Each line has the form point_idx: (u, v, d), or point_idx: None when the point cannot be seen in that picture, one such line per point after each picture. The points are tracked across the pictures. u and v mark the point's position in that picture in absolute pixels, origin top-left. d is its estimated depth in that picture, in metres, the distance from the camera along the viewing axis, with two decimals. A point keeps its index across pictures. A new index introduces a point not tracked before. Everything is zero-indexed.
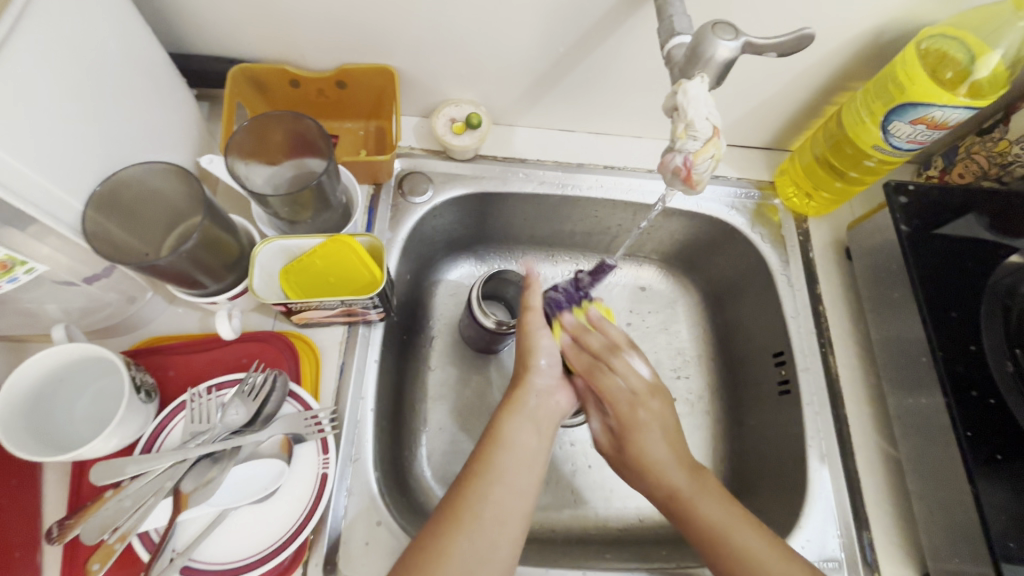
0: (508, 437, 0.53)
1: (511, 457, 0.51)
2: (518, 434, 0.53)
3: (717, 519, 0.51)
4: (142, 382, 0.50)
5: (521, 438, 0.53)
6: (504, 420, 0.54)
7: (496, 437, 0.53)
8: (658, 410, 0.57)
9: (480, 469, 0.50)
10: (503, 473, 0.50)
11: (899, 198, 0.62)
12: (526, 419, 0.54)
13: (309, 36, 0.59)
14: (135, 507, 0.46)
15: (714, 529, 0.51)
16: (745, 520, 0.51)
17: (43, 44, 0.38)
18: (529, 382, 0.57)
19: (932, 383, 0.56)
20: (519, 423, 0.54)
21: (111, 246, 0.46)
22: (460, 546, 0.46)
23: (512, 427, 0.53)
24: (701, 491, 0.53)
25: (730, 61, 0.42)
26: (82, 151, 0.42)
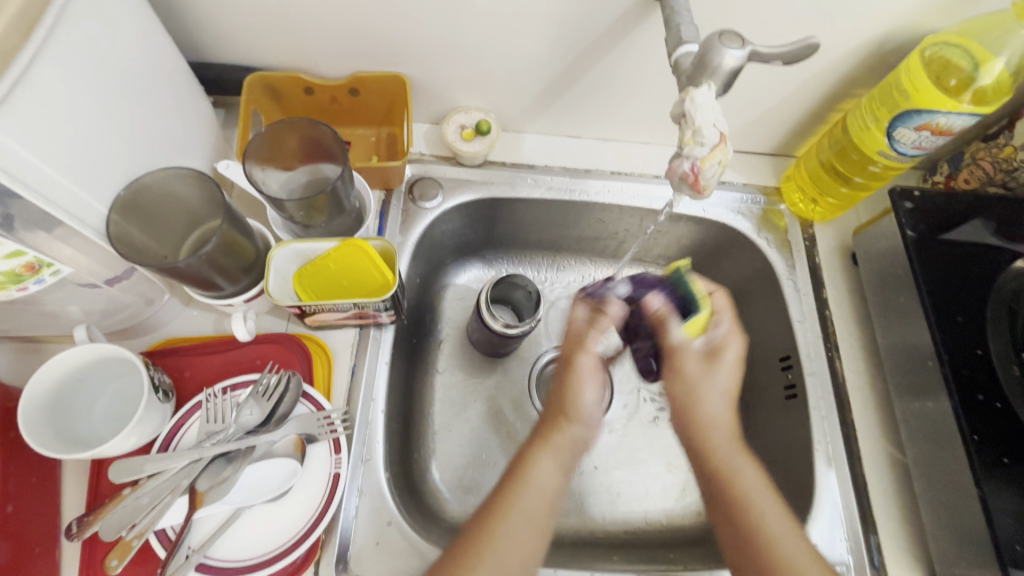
0: (535, 476, 0.51)
1: (535, 497, 0.50)
2: (544, 472, 0.51)
3: (749, 485, 0.51)
4: (160, 382, 0.51)
5: (548, 476, 0.51)
6: (533, 459, 0.52)
7: (522, 474, 0.51)
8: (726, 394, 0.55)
9: (501, 508, 0.49)
10: (524, 513, 0.49)
11: (905, 204, 0.63)
12: (555, 457, 0.52)
13: (323, 45, 0.61)
14: (152, 505, 0.47)
15: (754, 511, 0.50)
16: (791, 525, 0.50)
17: (73, 54, 0.40)
18: (563, 424, 0.54)
19: (939, 387, 0.57)
20: (547, 462, 0.52)
21: (132, 249, 0.48)
22: None
23: (540, 465, 0.51)
24: (774, 510, 0.50)
25: (736, 69, 0.43)
26: (106, 156, 0.44)
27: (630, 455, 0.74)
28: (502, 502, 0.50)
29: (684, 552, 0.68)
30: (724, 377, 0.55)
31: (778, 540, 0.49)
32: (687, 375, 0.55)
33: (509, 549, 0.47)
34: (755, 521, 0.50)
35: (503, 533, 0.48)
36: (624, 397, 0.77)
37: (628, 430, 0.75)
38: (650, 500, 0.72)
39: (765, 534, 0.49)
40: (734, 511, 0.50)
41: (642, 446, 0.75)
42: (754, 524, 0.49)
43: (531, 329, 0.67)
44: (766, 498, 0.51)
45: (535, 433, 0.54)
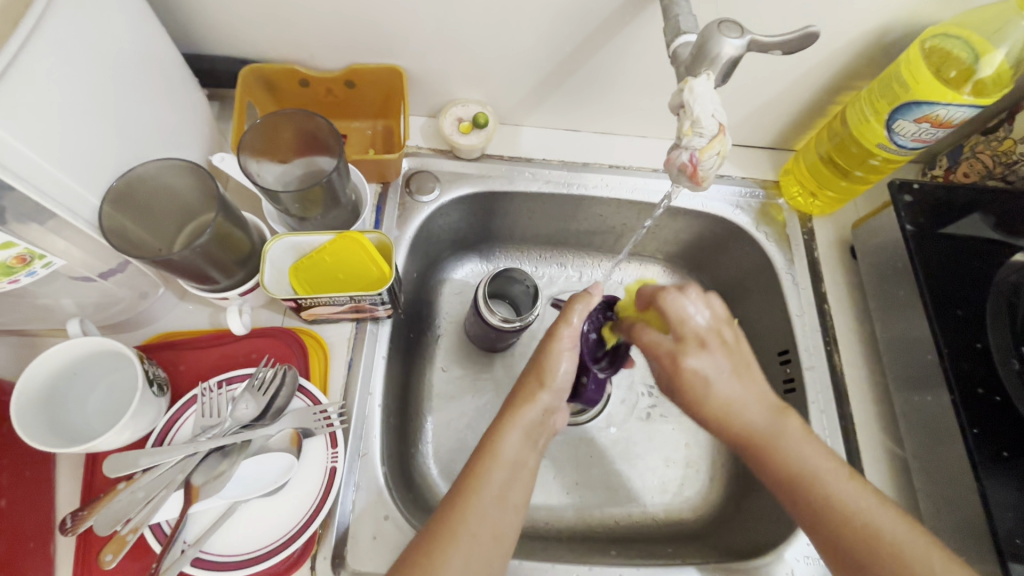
0: (502, 451, 0.52)
1: (503, 471, 0.51)
2: (513, 447, 0.53)
3: (790, 435, 0.50)
4: (154, 376, 0.50)
5: (514, 450, 0.53)
6: (499, 435, 0.53)
7: (490, 448, 0.52)
8: (740, 378, 0.50)
9: (474, 481, 0.50)
10: (495, 486, 0.50)
11: (904, 197, 0.62)
12: (521, 431, 0.54)
13: (319, 37, 0.60)
14: (147, 499, 0.47)
15: (810, 474, 0.49)
16: (829, 459, 0.49)
17: (63, 42, 0.39)
18: (535, 398, 0.55)
19: (938, 381, 0.57)
20: (513, 436, 0.53)
21: (126, 241, 0.47)
22: (449, 559, 0.46)
23: (507, 441, 0.53)
24: (787, 432, 0.50)
25: (735, 59, 0.42)
26: (97, 147, 0.43)
27: (629, 450, 0.74)
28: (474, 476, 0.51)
29: (683, 546, 0.68)
30: (721, 359, 0.49)
31: (831, 484, 0.48)
32: (700, 368, 0.49)
33: (480, 519, 0.48)
34: (816, 479, 0.49)
35: (471, 510, 0.49)
36: (622, 392, 0.77)
37: (626, 426, 0.75)
38: (648, 494, 0.72)
39: (825, 487, 0.48)
40: (790, 490, 0.49)
41: (641, 441, 0.75)
42: (820, 486, 0.48)
43: (528, 323, 0.67)
44: (808, 452, 0.49)
45: (506, 406, 0.56)
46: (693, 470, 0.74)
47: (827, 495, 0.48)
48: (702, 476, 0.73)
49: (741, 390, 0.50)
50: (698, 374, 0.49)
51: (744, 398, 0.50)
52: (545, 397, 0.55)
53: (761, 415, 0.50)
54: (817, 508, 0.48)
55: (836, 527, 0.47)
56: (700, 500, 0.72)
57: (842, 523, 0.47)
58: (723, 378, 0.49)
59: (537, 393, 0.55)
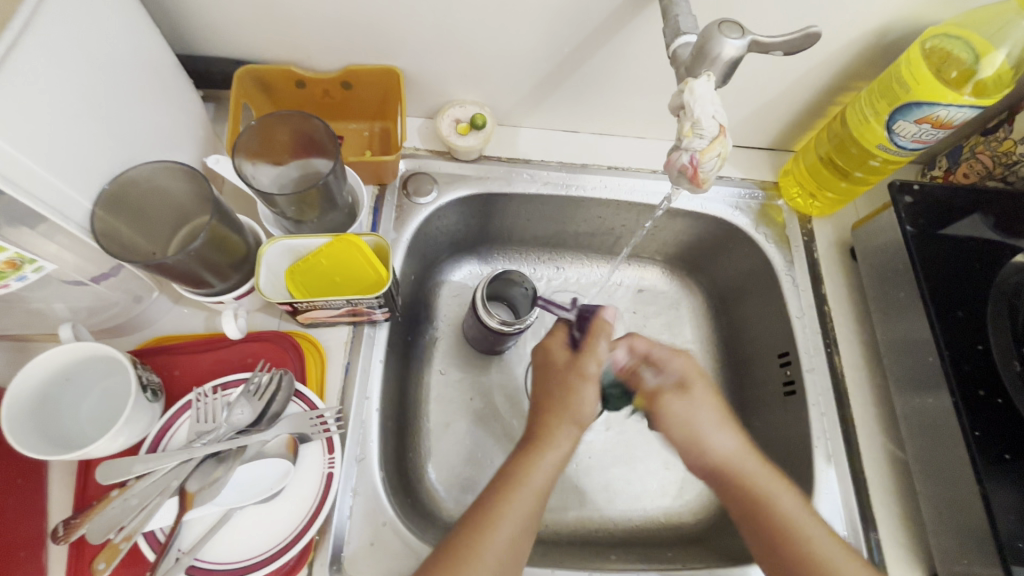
0: (533, 478, 0.52)
1: (531, 499, 0.51)
2: (542, 475, 0.52)
3: (770, 486, 0.53)
4: (148, 381, 0.50)
5: (543, 479, 0.52)
6: (525, 464, 0.52)
7: (521, 476, 0.52)
8: (723, 422, 0.57)
9: (499, 511, 0.50)
10: (517, 517, 0.49)
11: (904, 198, 0.62)
12: (552, 460, 0.53)
13: (315, 37, 0.60)
14: (141, 506, 0.47)
15: (789, 523, 0.51)
16: (812, 514, 0.52)
17: (53, 43, 0.39)
18: (565, 428, 0.55)
19: (939, 383, 0.56)
20: (545, 464, 0.53)
21: (119, 245, 0.46)
22: None
23: (535, 468, 0.52)
24: (774, 482, 0.53)
25: (736, 59, 0.41)
26: (89, 149, 0.42)
27: (629, 453, 0.74)
28: (497, 504, 0.50)
29: (683, 550, 0.67)
30: (706, 404, 0.57)
31: (813, 537, 0.50)
32: (677, 406, 0.57)
33: (499, 551, 0.48)
34: (795, 529, 0.50)
35: (489, 539, 0.48)
36: None
37: (625, 429, 0.75)
38: (647, 498, 0.72)
39: (805, 536, 0.50)
40: (766, 534, 0.51)
41: (641, 444, 0.74)
42: (798, 536, 0.50)
43: (527, 325, 0.67)
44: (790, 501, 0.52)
45: (536, 432, 0.55)
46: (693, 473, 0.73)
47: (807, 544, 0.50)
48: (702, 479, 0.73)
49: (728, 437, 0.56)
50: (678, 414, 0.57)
51: (725, 446, 0.55)
52: (575, 430, 0.55)
53: (741, 453, 0.55)
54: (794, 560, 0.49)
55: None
56: (700, 503, 0.72)
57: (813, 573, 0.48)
58: (714, 425, 0.56)
59: (568, 426, 0.55)
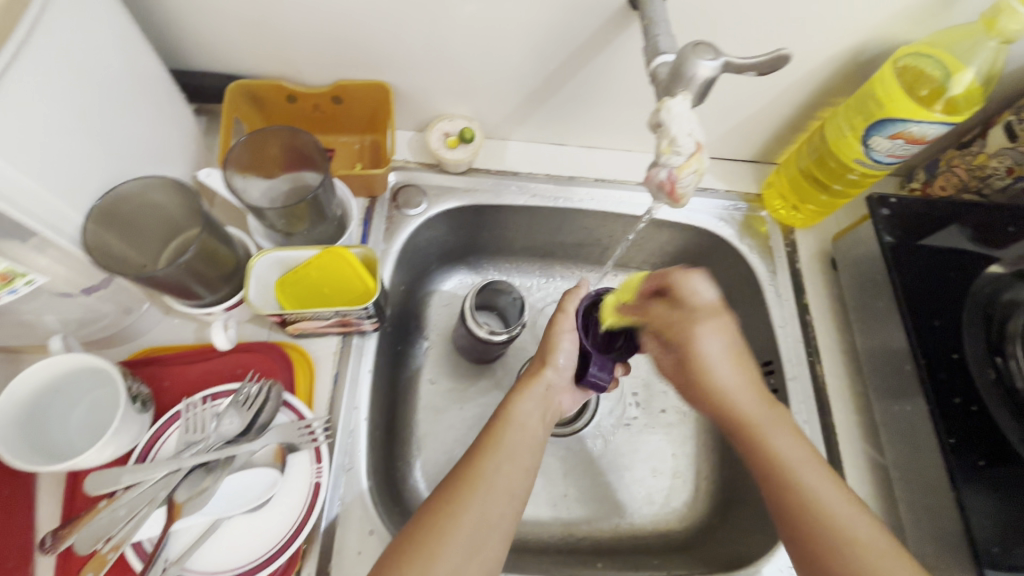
0: (515, 417, 0.55)
1: (515, 436, 0.53)
2: (524, 415, 0.55)
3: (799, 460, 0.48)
4: (137, 392, 0.50)
5: (526, 419, 0.55)
6: (512, 402, 0.56)
7: (505, 416, 0.55)
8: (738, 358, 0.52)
9: (489, 444, 0.52)
10: (509, 451, 0.52)
11: (882, 211, 0.63)
12: (531, 401, 0.57)
13: (306, 54, 0.61)
14: (129, 516, 0.47)
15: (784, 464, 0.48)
16: (808, 455, 0.49)
17: (46, 62, 0.40)
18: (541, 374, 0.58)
19: (915, 391, 0.58)
20: (526, 404, 0.56)
21: (111, 258, 0.47)
22: (467, 511, 0.48)
23: (521, 404, 0.56)
24: (810, 466, 0.48)
25: (711, 80, 0.43)
26: (80, 165, 0.43)
27: (617, 461, 0.75)
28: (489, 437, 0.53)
29: (670, 558, 0.68)
30: (721, 340, 0.52)
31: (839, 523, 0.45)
32: (702, 349, 0.51)
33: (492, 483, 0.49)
34: (789, 473, 0.48)
35: (486, 469, 0.50)
36: (610, 403, 0.78)
37: (613, 437, 0.76)
38: (635, 506, 0.72)
39: (799, 481, 0.47)
40: (768, 477, 0.49)
41: (628, 452, 0.75)
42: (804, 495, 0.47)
43: (515, 334, 0.68)
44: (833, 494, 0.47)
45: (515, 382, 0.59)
46: (680, 480, 0.74)
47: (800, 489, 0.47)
48: (688, 487, 0.74)
49: (731, 369, 0.52)
50: (708, 353, 0.51)
51: (738, 381, 0.51)
52: (550, 374, 0.58)
53: (751, 401, 0.51)
54: (793, 503, 0.47)
55: (800, 512, 0.47)
56: (687, 511, 0.72)
57: (808, 514, 0.46)
58: (719, 358, 0.51)
59: (541, 370, 0.58)
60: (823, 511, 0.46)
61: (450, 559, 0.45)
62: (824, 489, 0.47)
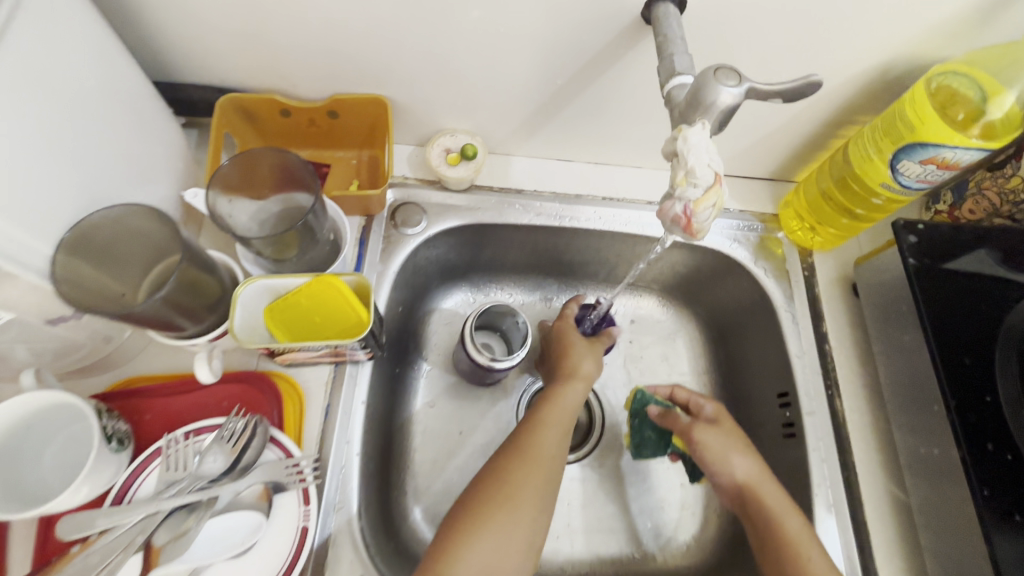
0: (568, 395, 0.60)
1: (566, 412, 0.59)
2: (572, 397, 0.60)
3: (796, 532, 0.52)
4: (113, 430, 0.47)
5: (574, 400, 0.60)
6: (556, 389, 0.60)
7: (558, 391, 0.60)
8: (744, 448, 0.58)
9: (551, 404, 0.59)
10: (560, 425, 0.57)
11: (909, 237, 0.59)
12: (578, 386, 0.61)
13: (300, 68, 0.58)
14: (102, 564, 0.44)
15: (789, 537, 0.52)
16: (813, 538, 0.52)
17: (7, 83, 0.36)
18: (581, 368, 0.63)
19: (944, 433, 0.54)
20: (572, 390, 0.61)
21: (83, 291, 0.44)
22: (543, 447, 0.55)
23: (566, 390, 0.60)
24: (808, 541, 0.52)
25: (732, 107, 0.39)
26: (50, 193, 0.40)
27: (622, 492, 0.71)
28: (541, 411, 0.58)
29: None
30: (734, 437, 0.59)
31: None
32: (704, 448, 0.59)
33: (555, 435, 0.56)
34: (797, 548, 0.51)
35: (546, 436, 0.56)
36: (615, 431, 0.74)
37: (619, 467, 0.73)
38: (641, 541, 0.69)
39: (804, 554, 0.51)
40: (770, 539, 0.53)
41: (634, 483, 0.72)
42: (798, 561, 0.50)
43: (517, 361, 0.65)
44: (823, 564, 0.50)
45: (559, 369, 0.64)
46: (688, 513, 0.71)
47: (805, 561, 0.50)
48: (697, 521, 0.70)
49: (745, 463, 0.57)
50: (712, 444, 0.58)
51: (746, 466, 0.57)
52: (590, 369, 0.63)
53: (758, 478, 0.56)
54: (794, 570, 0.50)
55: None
56: (696, 547, 0.69)
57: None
58: (727, 452, 0.58)
59: (583, 364, 0.63)
60: None
61: (533, 484, 0.52)
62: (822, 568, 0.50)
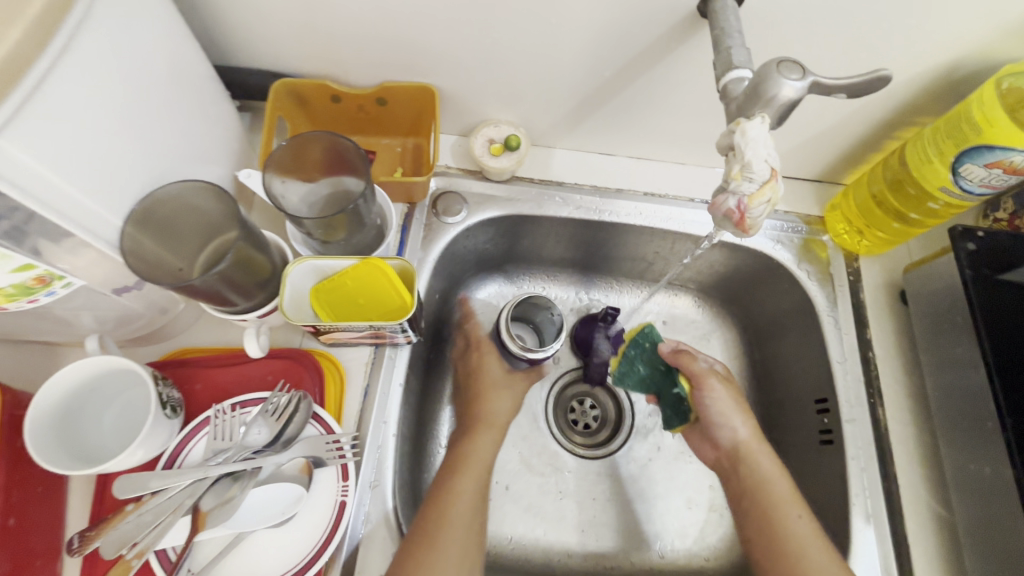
0: (476, 453, 0.58)
1: (480, 464, 0.57)
2: (482, 449, 0.59)
3: (781, 494, 0.53)
4: (168, 398, 0.50)
5: (482, 449, 0.59)
6: (471, 441, 0.59)
7: (463, 449, 0.59)
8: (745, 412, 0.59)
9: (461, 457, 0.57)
10: (479, 468, 0.57)
11: (966, 245, 0.57)
12: (488, 436, 0.60)
13: (353, 55, 0.59)
14: (155, 523, 0.46)
15: (775, 497, 0.53)
16: (798, 501, 0.53)
17: (92, 60, 0.38)
18: (483, 415, 0.63)
19: (996, 450, 0.52)
20: (482, 442, 0.60)
21: (144, 262, 0.46)
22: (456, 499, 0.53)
23: (480, 439, 0.60)
24: (792, 502, 0.53)
25: (794, 101, 0.39)
26: (123, 168, 0.42)
27: (650, 490, 0.71)
28: (462, 448, 0.59)
29: None
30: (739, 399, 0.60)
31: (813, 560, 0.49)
32: (711, 400, 0.59)
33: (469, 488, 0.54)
34: (783, 511, 0.52)
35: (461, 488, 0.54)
36: (645, 428, 0.74)
37: (649, 465, 0.72)
38: (667, 539, 0.69)
39: (785, 518, 0.52)
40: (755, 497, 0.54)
41: (663, 481, 0.71)
42: (777, 524, 0.52)
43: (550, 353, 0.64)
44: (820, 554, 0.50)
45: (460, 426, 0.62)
46: (716, 516, 0.70)
47: (785, 524, 0.52)
48: (725, 524, 0.69)
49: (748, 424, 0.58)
50: (717, 399, 0.59)
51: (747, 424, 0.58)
52: (490, 417, 0.63)
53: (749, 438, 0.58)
54: (776, 538, 0.51)
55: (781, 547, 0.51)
56: (724, 549, 0.68)
57: (783, 547, 0.51)
58: (734, 411, 0.59)
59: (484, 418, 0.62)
60: (804, 555, 0.50)
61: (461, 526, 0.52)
62: (804, 530, 0.51)
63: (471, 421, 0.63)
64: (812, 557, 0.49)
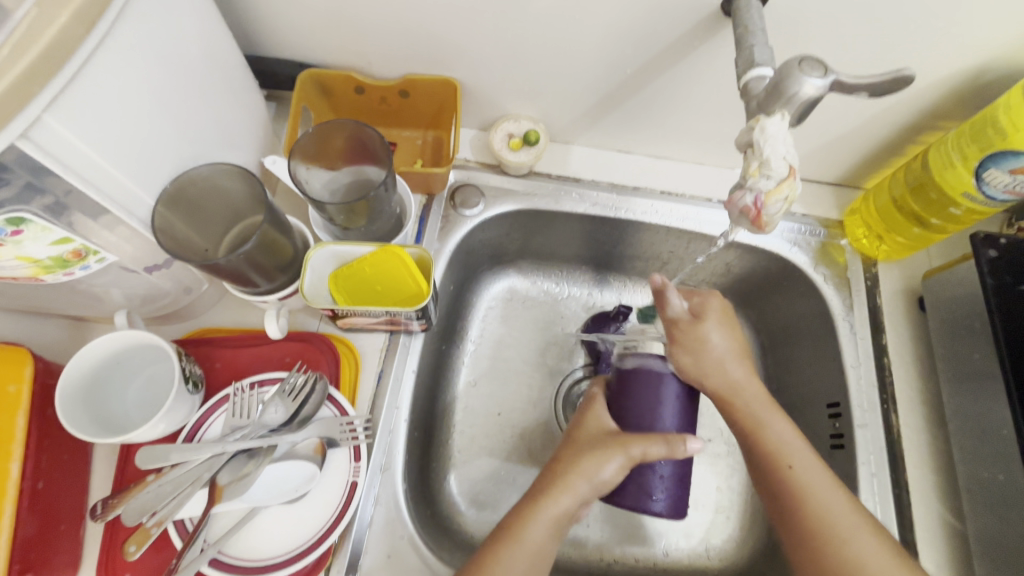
0: (527, 536, 0.48)
1: (526, 558, 0.47)
2: (536, 532, 0.49)
3: (784, 439, 0.51)
4: (190, 373, 0.51)
5: (538, 537, 0.49)
6: (527, 517, 0.49)
7: (516, 531, 0.49)
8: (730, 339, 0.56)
9: (512, 531, 0.49)
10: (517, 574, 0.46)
11: (989, 252, 0.56)
12: (547, 518, 0.49)
13: (379, 47, 0.60)
14: (174, 494, 0.47)
15: (776, 443, 0.51)
16: (801, 441, 0.51)
17: (134, 45, 0.40)
18: (563, 484, 0.51)
19: (1011, 459, 0.51)
20: (539, 520, 0.49)
21: (174, 240, 0.47)
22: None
23: (534, 523, 0.49)
24: (807, 455, 0.50)
25: (815, 99, 0.39)
26: (158, 149, 0.44)
27: None
28: (514, 526, 0.49)
29: None
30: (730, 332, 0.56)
31: (855, 545, 0.46)
32: (715, 333, 0.55)
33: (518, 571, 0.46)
34: (783, 453, 0.50)
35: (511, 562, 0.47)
36: None
37: None
38: (672, 538, 0.69)
39: (790, 465, 0.50)
40: (755, 448, 0.52)
41: None
42: (806, 489, 0.48)
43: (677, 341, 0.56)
44: (863, 540, 0.46)
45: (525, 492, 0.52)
46: (723, 517, 0.69)
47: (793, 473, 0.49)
48: (731, 525, 0.69)
49: (720, 339, 0.55)
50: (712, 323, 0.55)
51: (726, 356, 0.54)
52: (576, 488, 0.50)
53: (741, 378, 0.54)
54: (794, 500, 0.48)
55: (795, 506, 0.48)
56: (729, 549, 0.68)
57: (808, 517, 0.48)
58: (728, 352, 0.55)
59: (561, 482, 0.51)
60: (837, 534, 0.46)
61: None
62: (826, 492, 0.48)
63: (556, 471, 0.52)
64: (835, 522, 0.47)
